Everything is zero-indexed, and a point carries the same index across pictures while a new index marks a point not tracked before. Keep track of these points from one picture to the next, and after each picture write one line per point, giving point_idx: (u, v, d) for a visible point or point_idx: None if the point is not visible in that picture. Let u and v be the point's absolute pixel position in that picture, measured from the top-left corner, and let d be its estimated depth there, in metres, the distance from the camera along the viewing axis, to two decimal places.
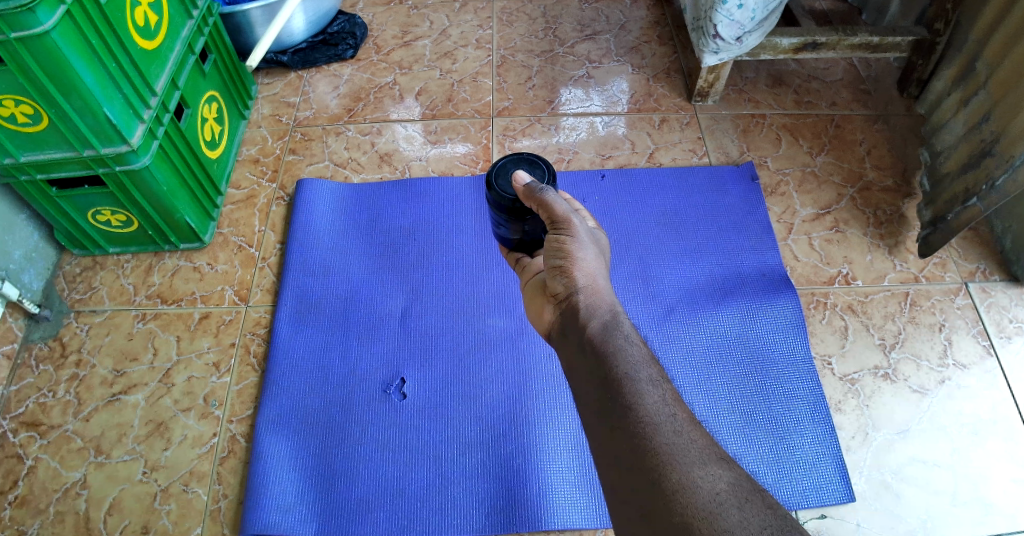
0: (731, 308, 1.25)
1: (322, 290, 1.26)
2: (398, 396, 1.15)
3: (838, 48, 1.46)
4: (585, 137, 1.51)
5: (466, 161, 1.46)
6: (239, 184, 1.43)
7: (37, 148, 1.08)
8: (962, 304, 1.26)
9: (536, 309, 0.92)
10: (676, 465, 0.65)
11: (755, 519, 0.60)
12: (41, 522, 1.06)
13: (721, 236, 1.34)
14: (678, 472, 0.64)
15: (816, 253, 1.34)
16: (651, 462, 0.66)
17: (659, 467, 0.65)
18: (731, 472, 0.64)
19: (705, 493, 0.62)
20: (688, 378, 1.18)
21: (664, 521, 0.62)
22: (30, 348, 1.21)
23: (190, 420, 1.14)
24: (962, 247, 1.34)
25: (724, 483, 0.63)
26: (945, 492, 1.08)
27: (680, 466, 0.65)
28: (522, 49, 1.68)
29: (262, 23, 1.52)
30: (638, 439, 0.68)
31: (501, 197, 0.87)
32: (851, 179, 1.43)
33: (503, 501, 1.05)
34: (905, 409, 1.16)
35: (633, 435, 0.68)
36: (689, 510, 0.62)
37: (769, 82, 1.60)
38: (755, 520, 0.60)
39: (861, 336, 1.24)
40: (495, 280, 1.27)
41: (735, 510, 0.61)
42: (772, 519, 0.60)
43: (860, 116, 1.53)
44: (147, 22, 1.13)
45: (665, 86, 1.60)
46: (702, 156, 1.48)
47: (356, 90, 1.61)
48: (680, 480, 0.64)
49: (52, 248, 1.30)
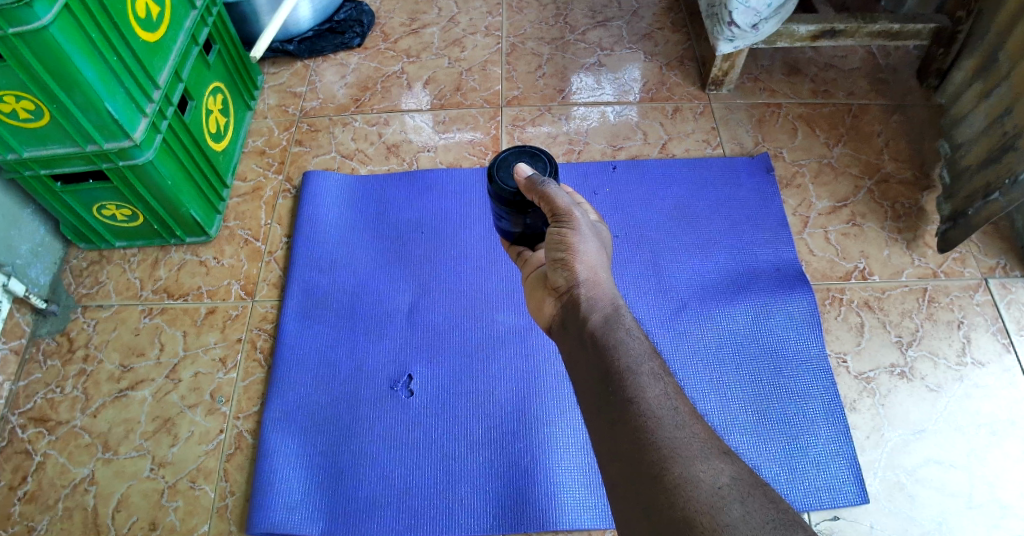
0: (744, 305, 1.22)
1: (328, 284, 1.25)
2: (405, 393, 1.14)
3: (857, 36, 1.42)
4: (596, 126, 1.48)
5: (475, 153, 1.44)
6: (245, 176, 1.41)
7: (41, 144, 1.07)
8: (981, 301, 1.23)
9: (536, 302, 0.90)
10: (677, 459, 0.63)
11: (758, 514, 0.58)
12: (49, 518, 1.06)
13: (734, 231, 1.31)
14: (680, 466, 0.63)
15: (832, 248, 1.31)
16: (652, 456, 0.64)
17: (660, 462, 0.63)
18: (734, 466, 0.63)
19: (706, 488, 0.61)
20: (699, 376, 1.16)
21: (666, 516, 0.60)
22: (38, 343, 1.21)
23: (197, 416, 1.14)
24: (982, 243, 1.30)
25: (726, 478, 0.61)
26: (961, 494, 1.06)
27: (681, 459, 0.63)
28: (533, 37, 1.64)
29: (267, 11, 1.50)
30: (639, 433, 0.66)
31: (501, 190, 0.85)
32: (868, 171, 1.40)
33: (512, 500, 1.04)
34: (921, 408, 1.13)
35: (634, 429, 0.67)
36: (691, 505, 0.60)
37: (785, 70, 1.56)
38: (758, 514, 0.58)
39: (877, 333, 1.21)
40: (503, 274, 1.25)
41: (738, 505, 0.59)
42: (774, 513, 0.58)
43: (879, 106, 1.49)
44: (149, 15, 1.11)
45: (678, 75, 1.56)
46: (715, 147, 1.44)
47: (363, 79, 1.58)
48: (681, 474, 0.62)
49: (58, 242, 1.30)
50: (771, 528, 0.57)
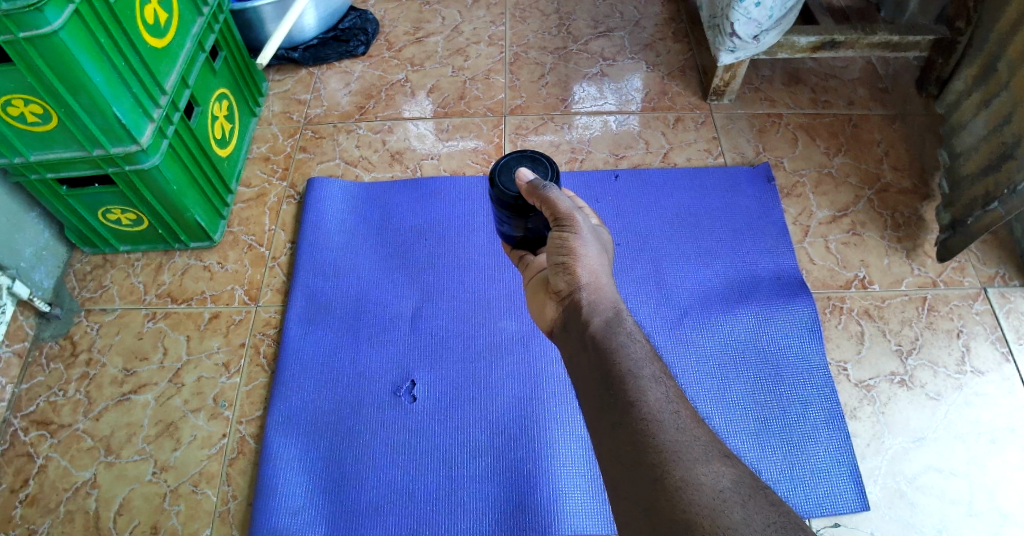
0: (746, 313, 1.23)
1: (332, 290, 1.25)
2: (408, 398, 1.14)
3: (857, 47, 1.43)
4: (599, 135, 1.49)
5: (478, 160, 1.45)
6: (250, 182, 1.42)
7: (47, 147, 1.07)
8: (981, 310, 1.24)
9: (539, 305, 0.91)
10: (678, 462, 0.64)
11: (759, 516, 0.59)
12: (51, 521, 1.06)
13: (736, 239, 1.32)
14: (681, 469, 0.63)
15: (833, 257, 1.32)
16: (654, 458, 0.64)
17: (661, 464, 0.64)
18: (735, 469, 0.63)
19: (708, 491, 0.61)
20: (701, 383, 1.16)
21: (668, 519, 0.61)
22: (41, 347, 1.21)
23: (200, 421, 1.14)
24: (981, 252, 1.31)
25: (727, 481, 0.62)
26: (961, 501, 1.06)
27: (683, 463, 0.63)
28: (535, 46, 1.66)
29: (273, 18, 1.51)
30: (641, 435, 0.66)
31: (502, 194, 0.85)
32: (868, 181, 1.41)
33: (513, 505, 1.04)
34: (921, 416, 1.14)
35: (636, 432, 0.67)
36: (692, 507, 0.60)
37: (785, 80, 1.58)
38: (759, 518, 0.59)
39: (878, 341, 1.21)
40: (506, 280, 1.26)
41: (738, 508, 0.59)
42: (775, 517, 0.59)
43: (879, 116, 1.50)
44: (157, 20, 1.12)
45: (679, 84, 1.58)
46: (717, 157, 1.45)
47: (367, 87, 1.59)
48: (682, 477, 0.62)
49: (63, 246, 1.30)
50: (772, 531, 0.57)
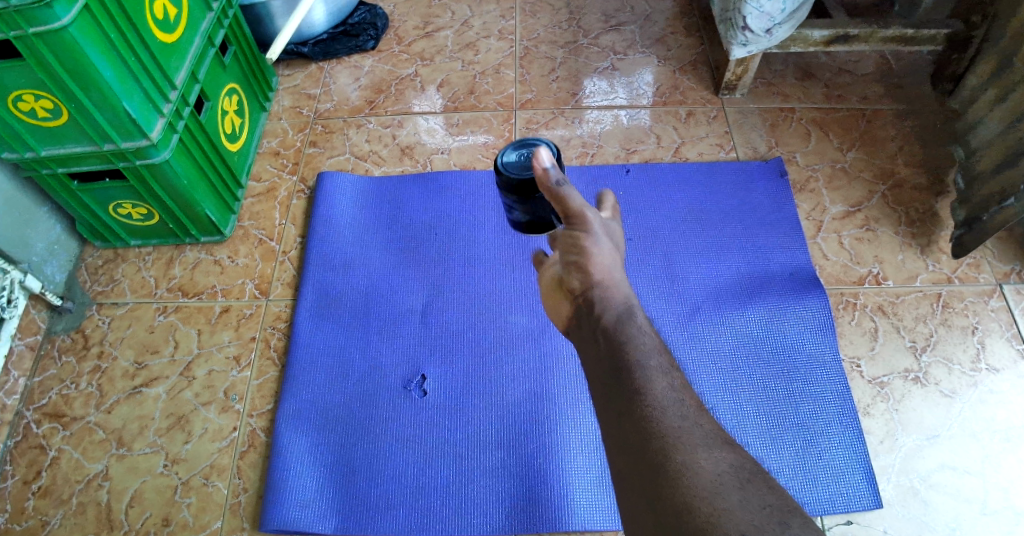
0: (758, 308, 1.21)
1: (343, 285, 1.25)
2: (419, 393, 1.13)
3: (871, 42, 1.42)
4: (610, 129, 1.48)
5: (488, 155, 1.44)
6: (260, 177, 1.42)
7: (58, 143, 1.08)
8: (996, 306, 1.23)
9: (552, 305, 0.90)
10: (681, 448, 0.63)
11: (755, 499, 0.58)
12: (64, 512, 1.06)
13: (748, 234, 1.31)
14: (684, 454, 0.63)
15: (846, 252, 1.30)
16: (656, 445, 0.64)
17: (663, 451, 0.63)
18: (737, 455, 0.63)
19: (708, 476, 0.60)
20: (713, 380, 1.15)
21: (669, 506, 0.60)
22: (53, 340, 1.22)
23: (211, 414, 1.14)
24: (997, 248, 1.30)
25: (727, 466, 0.61)
26: (976, 500, 1.05)
27: (685, 448, 0.63)
28: (545, 41, 1.65)
29: (283, 13, 1.52)
30: (645, 422, 0.66)
31: (507, 178, 0.85)
32: (882, 176, 1.39)
33: (523, 500, 1.04)
34: (935, 413, 1.12)
35: (640, 419, 0.66)
36: (693, 492, 0.59)
37: (798, 74, 1.56)
38: (755, 501, 0.58)
39: (891, 338, 1.20)
40: (517, 276, 1.25)
41: (737, 492, 0.59)
42: (772, 499, 0.59)
43: (892, 111, 1.49)
44: (166, 16, 1.13)
45: (691, 78, 1.57)
46: (729, 151, 1.44)
47: (377, 82, 1.59)
48: (684, 463, 0.62)
49: (75, 240, 1.31)
50: (767, 512, 0.57)
